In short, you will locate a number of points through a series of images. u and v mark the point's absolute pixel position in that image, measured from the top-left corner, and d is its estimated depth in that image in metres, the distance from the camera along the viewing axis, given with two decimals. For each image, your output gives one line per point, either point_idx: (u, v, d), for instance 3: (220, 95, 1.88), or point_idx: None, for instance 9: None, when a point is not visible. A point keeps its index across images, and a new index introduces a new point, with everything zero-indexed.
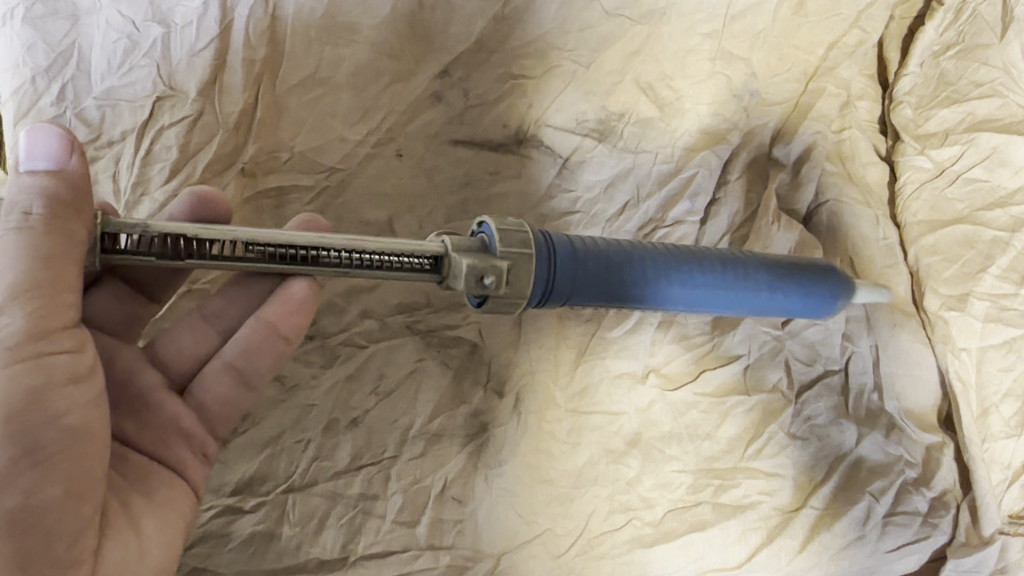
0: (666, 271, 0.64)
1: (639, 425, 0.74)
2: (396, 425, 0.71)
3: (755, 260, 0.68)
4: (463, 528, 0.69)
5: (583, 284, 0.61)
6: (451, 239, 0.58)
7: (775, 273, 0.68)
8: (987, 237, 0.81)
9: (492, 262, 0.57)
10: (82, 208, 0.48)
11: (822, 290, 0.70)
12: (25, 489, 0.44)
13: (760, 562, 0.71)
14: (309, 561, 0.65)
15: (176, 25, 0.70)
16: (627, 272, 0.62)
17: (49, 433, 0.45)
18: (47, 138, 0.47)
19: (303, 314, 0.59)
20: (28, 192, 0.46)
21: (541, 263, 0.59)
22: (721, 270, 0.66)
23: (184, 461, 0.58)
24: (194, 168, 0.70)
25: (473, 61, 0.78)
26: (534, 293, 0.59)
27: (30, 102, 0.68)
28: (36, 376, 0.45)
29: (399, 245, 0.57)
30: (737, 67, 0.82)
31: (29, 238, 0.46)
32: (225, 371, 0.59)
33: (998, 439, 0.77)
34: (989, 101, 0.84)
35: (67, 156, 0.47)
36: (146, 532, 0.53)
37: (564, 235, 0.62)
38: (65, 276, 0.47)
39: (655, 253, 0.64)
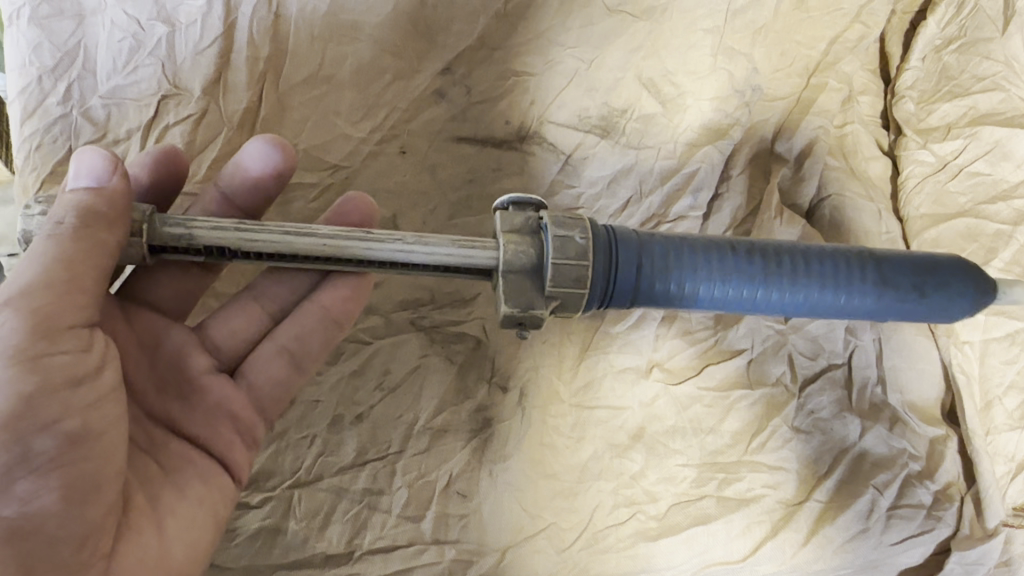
0: (745, 296, 0.60)
1: (643, 419, 0.75)
2: (400, 421, 0.71)
3: (861, 286, 0.61)
4: (468, 523, 0.69)
5: (647, 287, 0.58)
6: (508, 246, 0.56)
7: (882, 300, 0.61)
8: (990, 231, 0.81)
9: (535, 303, 0.55)
10: (114, 224, 0.52)
11: (938, 308, 0.63)
12: (22, 497, 0.45)
13: (764, 555, 0.71)
14: (315, 556, 0.66)
15: (180, 24, 0.71)
16: (699, 278, 0.58)
17: (44, 440, 0.46)
18: (95, 161, 0.52)
19: (357, 301, 0.63)
20: (66, 204, 0.50)
21: (600, 267, 0.56)
22: (812, 300, 0.60)
23: (229, 447, 0.60)
24: (199, 165, 0.71)
25: (475, 58, 0.79)
26: (593, 297, 0.57)
27: (37, 102, 0.69)
28: (35, 379, 0.46)
29: (449, 259, 0.56)
30: (738, 62, 0.82)
31: (57, 242, 0.49)
32: (280, 354, 0.62)
33: (1001, 432, 0.77)
34: (990, 95, 0.84)
35: (108, 174, 0.52)
36: (170, 530, 0.54)
37: (633, 252, 0.58)
38: (81, 280, 0.49)
39: (736, 274, 0.59)
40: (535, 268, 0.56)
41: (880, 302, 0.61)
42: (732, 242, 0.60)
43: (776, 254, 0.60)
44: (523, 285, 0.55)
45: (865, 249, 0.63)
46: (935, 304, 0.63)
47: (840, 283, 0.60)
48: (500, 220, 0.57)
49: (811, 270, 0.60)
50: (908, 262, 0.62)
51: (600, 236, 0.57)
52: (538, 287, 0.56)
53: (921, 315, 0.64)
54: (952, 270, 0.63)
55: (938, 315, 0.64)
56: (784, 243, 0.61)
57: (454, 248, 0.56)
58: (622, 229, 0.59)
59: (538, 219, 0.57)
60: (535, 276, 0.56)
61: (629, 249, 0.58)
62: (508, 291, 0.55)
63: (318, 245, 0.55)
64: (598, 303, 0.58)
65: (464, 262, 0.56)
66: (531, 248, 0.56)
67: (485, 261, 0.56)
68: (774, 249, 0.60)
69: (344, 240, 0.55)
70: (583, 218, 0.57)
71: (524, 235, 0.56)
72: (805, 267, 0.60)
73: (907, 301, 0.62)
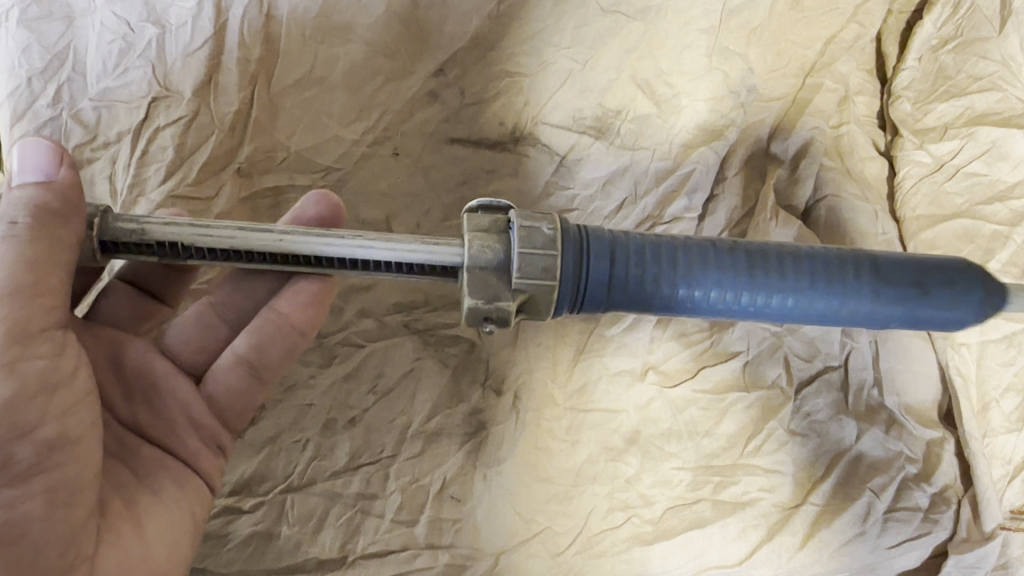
0: (729, 298, 0.58)
1: (638, 422, 0.74)
2: (394, 425, 0.71)
3: (856, 288, 0.58)
4: (461, 527, 0.68)
5: (621, 288, 0.57)
6: (474, 240, 0.55)
7: (879, 304, 0.59)
8: (986, 232, 0.80)
9: (501, 296, 0.54)
10: (69, 218, 0.51)
11: (946, 310, 0.60)
12: (5, 504, 0.45)
13: (760, 559, 0.70)
14: (308, 561, 0.65)
15: (170, 26, 0.70)
16: (678, 279, 0.57)
17: (25, 447, 0.45)
18: (38, 151, 0.50)
19: (317, 308, 0.61)
20: (16, 203, 0.49)
21: (568, 265, 0.55)
22: (803, 304, 0.58)
23: (195, 452, 0.60)
24: (190, 168, 0.70)
25: (468, 59, 0.78)
26: (562, 299, 0.56)
27: (26, 104, 0.68)
28: (12, 387, 0.46)
29: (411, 254, 0.55)
30: (734, 63, 0.81)
31: (14, 242, 0.48)
32: (239, 363, 0.60)
33: (999, 434, 0.76)
34: (987, 95, 0.83)
35: (55, 166, 0.50)
36: (148, 532, 0.54)
37: (606, 252, 0.56)
38: (46, 280, 0.49)
39: (718, 275, 0.57)
40: (503, 262, 0.55)
41: (880, 304, 0.58)
42: (713, 242, 0.58)
43: (759, 253, 0.58)
44: (487, 279, 0.54)
45: (861, 250, 0.60)
46: (943, 305, 0.59)
47: (832, 286, 0.58)
48: (468, 219, 0.56)
49: (801, 271, 0.58)
50: (908, 265, 0.60)
51: (568, 231, 0.56)
52: (505, 281, 0.54)
53: (928, 321, 0.60)
54: (957, 273, 0.60)
55: (947, 319, 0.60)
56: (773, 243, 0.60)
57: (418, 244, 0.56)
58: (598, 229, 0.58)
59: (506, 218, 0.57)
60: (502, 272, 0.55)
61: (601, 247, 0.56)
62: (474, 284, 0.54)
63: (274, 240, 0.54)
64: (567, 307, 0.57)
65: (426, 260, 0.55)
66: (498, 243, 0.55)
67: (453, 256, 0.55)
68: (759, 248, 0.59)
69: (301, 237, 0.54)
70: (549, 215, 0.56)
71: (492, 233, 0.55)
72: (797, 269, 0.58)
73: (911, 302, 0.59)
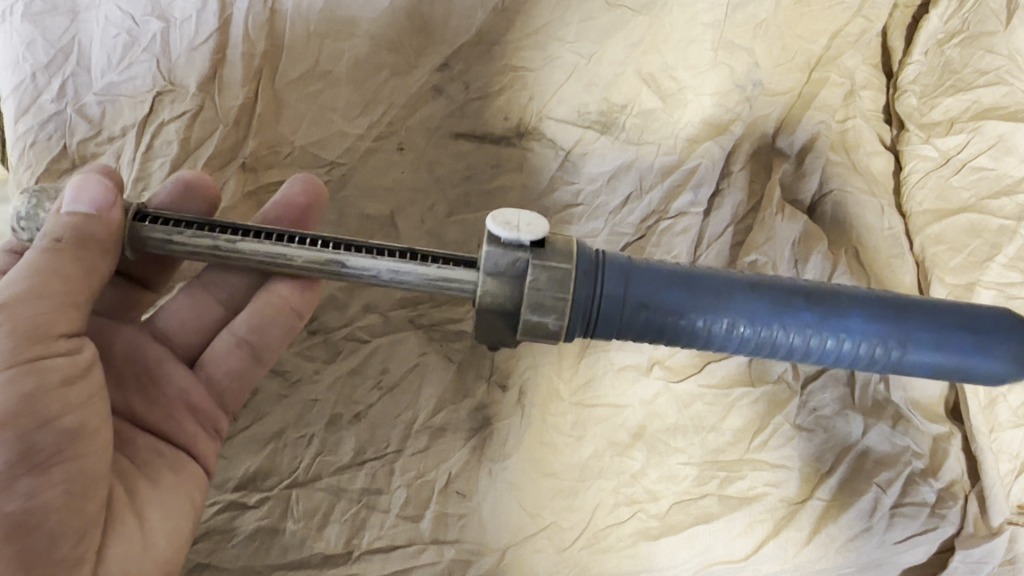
0: (744, 334, 0.55)
1: (643, 417, 0.74)
2: (399, 421, 0.71)
3: (877, 331, 0.54)
4: (466, 522, 0.68)
5: (630, 316, 0.54)
6: (487, 292, 0.54)
7: (896, 348, 0.55)
8: (993, 226, 0.80)
9: (506, 340, 0.56)
10: (109, 252, 0.53)
11: (977, 363, 0.55)
12: (25, 493, 0.45)
13: (767, 555, 0.70)
14: (313, 556, 0.65)
15: (175, 20, 0.70)
16: (690, 310, 0.54)
17: (45, 436, 0.46)
18: (96, 185, 0.52)
19: (313, 290, 0.63)
20: (64, 226, 0.50)
21: (580, 292, 0.54)
22: (817, 343, 0.55)
23: (194, 436, 0.60)
24: (195, 163, 0.70)
25: (473, 53, 0.78)
26: (573, 324, 0.54)
27: (31, 99, 0.68)
28: (30, 380, 0.46)
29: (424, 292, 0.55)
30: (739, 57, 0.81)
31: (53, 261, 0.49)
32: (239, 345, 0.61)
33: (1005, 429, 0.76)
34: (994, 89, 0.83)
35: (110, 204, 0.52)
36: (151, 522, 0.54)
37: (621, 281, 0.54)
38: (75, 300, 0.50)
39: (732, 309, 0.54)
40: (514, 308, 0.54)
41: (900, 349, 0.55)
42: (733, 275, 0.55)
43: (781, 288, 0.55)
44: (495, 327, 0.56)
45: (894, 292, 0.57)
46: (973, 357, 0.55)
47: (849, 327, 0.54)
48: (486, 256, 0.53)
49: (819, 311, 0.54)
50: (940, 313, 0.55)
51: (584, 255, 0.55)
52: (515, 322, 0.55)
53: (955, 371, 0.56)
54: (991, 324, 0.55)
55: (977, 372, 0.56)
56: (798, 279, 0.56)
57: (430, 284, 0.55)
58: (617, 257, 0.56)
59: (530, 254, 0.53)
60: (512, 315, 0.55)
61: (615, 277, 0.54)
62: (482, 327, 0.56)
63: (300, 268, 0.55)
64: (579, 333, 0.55)
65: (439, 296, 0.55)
66: (511, 291, 0.53)
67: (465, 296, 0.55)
68: (781, 284, 0.55)
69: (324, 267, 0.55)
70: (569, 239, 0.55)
71: (507, 277, 0.53)
72: (814, 309, 0.54)
73: (936, 350, 0.55)
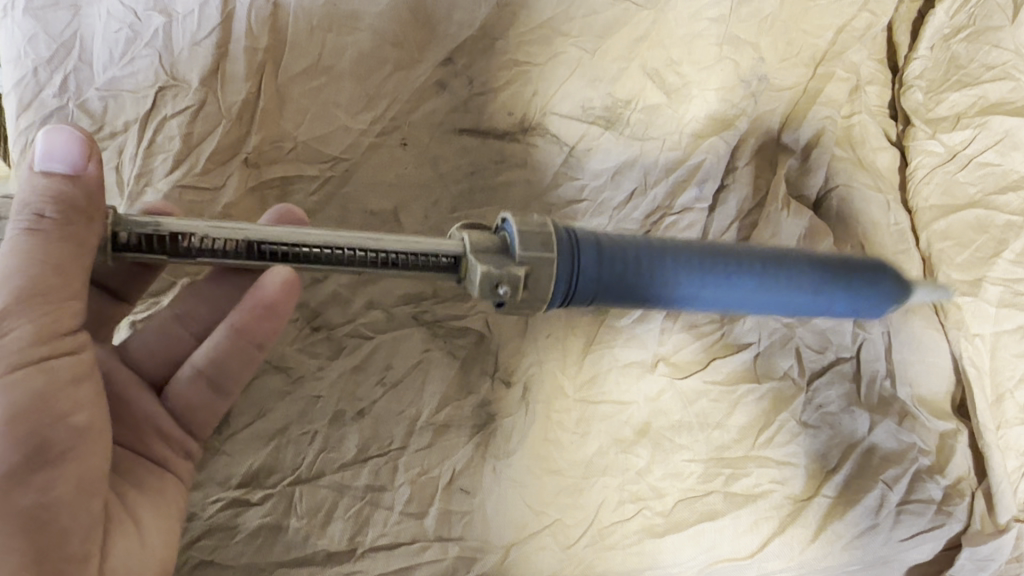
0: (697, 294, 0.60)
1: (648, 414, 0.74)
2: (403, 417, 0.70)
3: (805, 274, 0.62)
4: (471, 519, 0.68)
5: (603, 284, 0.58)
6: (473, 235, 0.56)
7: (816, 293, 0.63)
8: (1000, 222, 0.79)
9: (510, 265, 0.54)
10: (94, 217, 0.49)
11: (870, 302, 0.66)
12: (39, 488, 0.46)
13: (773, 552, 0.70)
14: (317, 553, 0.65)
15: (177, 15, 0.70)
16: (654, 273, 0.58)
17: (58, 433, 0.47)
18: (65, 142, 0.47)
19: (273, 321, 0.58)
20: (40, 195, 0.47)
21: (563, 258, 0.56)
22: (760, 292, 0.61)
23: (165, 457, 0.59)
24: (197, 159, 0.70)
25: (476, 48, 0.77)
26: (556, 290, 0.57)
27: (32, 94, 0.68)
28: (43, 378, 0.46)
29: (421, 245, 0.56)
30: (744, 52, 0.80)
31: (40, 242, 0.47)
32: (199, 377, 0.59)
33: (1013, 426, 0.75)
34: (1001, 84, 0.82)
35: (84, 161, 0.48)
36: (145, 523, 0.55)
37: (594, 258, 0.57)
38: (71, 283, 0.48)
39: (688, 272, 0.59)
40: (501, 246, 0.56)
41: (824, 292, 0.63)
42: (673, 241, 0.60)
43: (726, 252, 0.61)
44: (494, 257, 0.55)
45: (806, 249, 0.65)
46: (872, 294, 0.65)
47: (785, 275, 0.62)
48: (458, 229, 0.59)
49: (750, 264, 0.61)
50: (847, 261, 0.65)
51: (559, 230, 0.57)
52: (508, 257, 0.55)
53: (862, 307, 0.66)
54: (882, 268, 0.66)
55: (874, 305, 0.66)
56: (734, 243, 0.62)
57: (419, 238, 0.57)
58: (579, 229, 0.59)
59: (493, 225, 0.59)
60: (504, 252, 0.56)
61: (584, 242, 0.58)
62: (481, 256, 0.55)
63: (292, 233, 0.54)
64: (558, 303, 0.58)
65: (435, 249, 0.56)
66: (494, 235, 0.57)
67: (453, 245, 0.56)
68: (718, 246, 0.61)
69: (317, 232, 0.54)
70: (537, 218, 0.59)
71: (485, 232, 0.57)
72: (751, 261, 0.61)
73: (846, 289, 0.64)
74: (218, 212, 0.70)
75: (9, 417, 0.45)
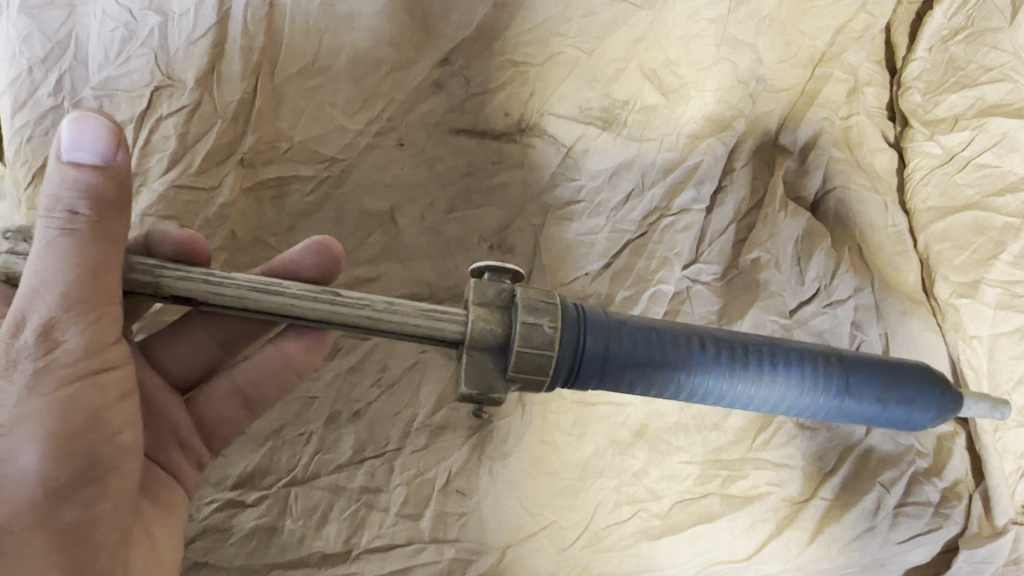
0: (713, 391, 0.57)
1: (645, 416, 0.73)
2: (398, 418, 0.70)
3: (824, 388, 0.59)
4: (467, 521, 0.68)
5: (614, 369, 0.54)
6: (475, 323, 0.52)
7: (844, 409, 0.61)
8: (998, 224, 0.79)
9: (495, 386, 0.52)
10: (124, 207, 0.45)
11: (896, 417, 0.63)
12: (84, 502, 0.45)
13: (770, 554, 0.70)
14: (311, 555, 0.64)
15: (173, 14, 0.69)
16: (668, 370, 0.56)
17: (107, 450, 0.45)
18: (97, 130, 0.43)
19: (318, 352, 0.61)
20: (71, 192, 0.42)
21: (566, 346, 0.52)
22: (774, 399, 0.59)
23: (180, 466, 0.58)
24: (192, 159, 0.69)
25: (473, 49, 0.77)
26: (557, 373, 0.53)
27: (27, 93, 0.67)
28: (95, 394, 0.45)
29: (415, 330, 0.52)
30: (743, 53, 0.80)
31: (78, 246, 0.43)
32: (234, 393, 0.60)
33: (1011, 428, 0.75)
34: (999, 85, 0.81)
35: (113, 150, 0.43)
36: (160, 536, 0.54)
37: (602, 339, 0.54)
38: (107, 283, 0.45)
39: (703, 369, 0.56)
40: (501, 344, 0.52)
41: (845, 405, 0.60)
42: (704, 335, 0.57)
43: (743, 351, 0.57)
44: (486, 369, 0.52)
45: (828, 346, 0.61)
46: (900, 403, 0.62)
47: (804, 386, 0.59)
48: (471, 290, 0.53)
49: (771, 370, 0.58)
50: (879, 370, 0.61)
51: (567, 310, 0.53)
52: (501, 370, 0.52)
53: (889, 417, 0.63)
54: (917, 381, 0.62)
55: (908, 417, 0.63)
56: (753, 337, 0.59)
57: (419, 315, 0.52)
58: (593, 310, 0.55)
59: (510, 294, 0.53)
60: (499, 354, 0.52)
61: (598, 335, 0.54)
62: (471, 370, 0.51)
63: (288, 301, 0.50)
64: (561, 381, 0.54)
65: (432, 334, 0.52)
66: (499, 325, 0.52)
67: (452, 333, 0.52)
68: (732, 339, 0.58)
69: (316, 296, 0.51)
70: (552, 300, 0.53)
71: (494, 312, 0.52)
72: (760, 362, 0.58)
73: (870, 408, 0.61)
74: (214, 213, 0.69)
75: (64, 433, 0.43)
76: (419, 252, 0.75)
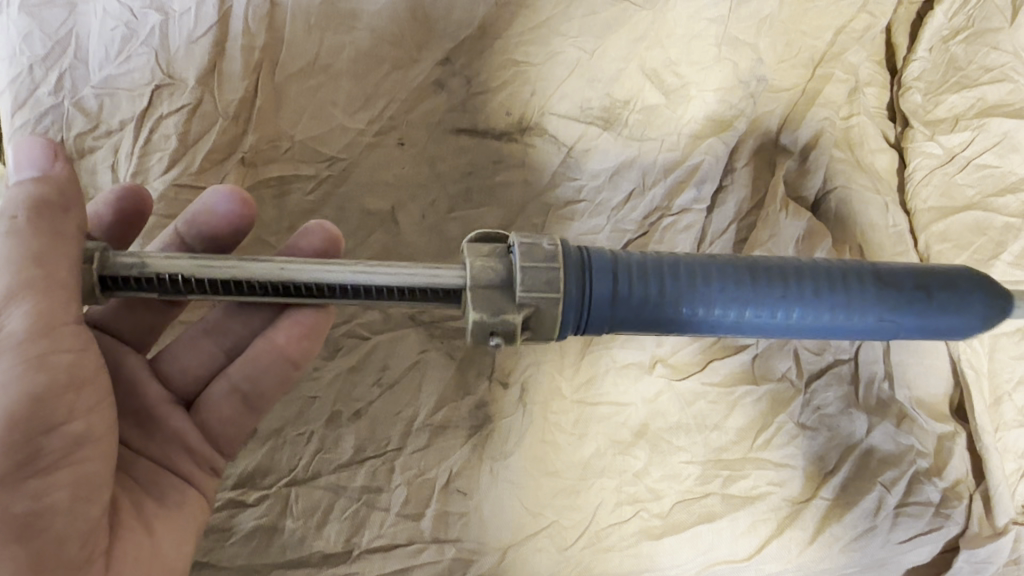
0: (736, 316, 0.55)
1: (645, 416, 0.73)
2: (399, 417, 0.70)
3: (857, 297, 0.56)
4: (468, 520, 0.68)
5: (626, 308, 0.54)
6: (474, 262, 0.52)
7: (885, 319, 0.57)
8: (998, 224, 0.80)
9: (505, 310, 0.51)
10: (68, 209, 0.49)
11: (950, 319, 0.57)
12: (33, 494, 0.44)
13: (771, 554, 0.70)
14: (312, 554, 0.65)
15: (174, 12, 0.69)
16: (682, 296, 0.54)
17: (53, 440, 0.45)
18: (30, 148, 0.49)
19: (312, 340, 0.59)
20: (16, 199, 0.48)
21: (571, 289, 0.52)
22: (807, 317, 0.56)
23: (190, 472, 0.58)
24: (194, 158, 0.70)
25: (474, 48, 0.77)
26: (566, 322, 0.53)
27: (28, 92, 0.67)
28: (43, 380, 0.45)
29: (410, 279, 0.53)
30: (744, 53, 0.80)
31: (19, 238, 0.47)
32: (232, 392, 0.59)
33: (1010, 429, 0.75)
34: (999, 86, 0.82)
35: (50, 162, 0.49)
36: (156, 527, 0.54)
37: (608, 279, 0.53)
38: (56, 274, 0.47)
39: (720, 292, 0.54)
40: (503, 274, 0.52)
41: (883, 320, 0.57)
42: (713, 261, 0.55)
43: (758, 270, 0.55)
44: (493, 296, 0.52)
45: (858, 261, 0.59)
46: (946, 306, 0.57)
47: (831, 297, 0.56)
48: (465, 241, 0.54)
49: (789, 284, 0.55)
50: (907, 275, 0.58)
51: (570, 254, 0.53)
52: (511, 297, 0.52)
53: (938, 328, 0.58)
54: (959, 281, 0.58)
55: (959, 325, 0.58)
56: (766, 258, 0.57)
57: (413, 269, 0.53)
58: (599, 251, 0.55)
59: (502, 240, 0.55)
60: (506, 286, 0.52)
61: (603, 271, 0.53)
62: (479, 298, 0.52)
63: (275, 269, 0.51)
64: (572, 330, 0.54)
65: (427, 283, 0.53)
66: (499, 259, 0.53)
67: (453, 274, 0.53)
68: (745, 260, 0.56)
69: (299, 264, 0.52)
70: (547, 236, 0.54)
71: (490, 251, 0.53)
72: (777, 277, 0.55)
73: (914, 312, 0.57)
74: None
75: (5, 422, 0.43)
76: (420, 252, 0.76)
